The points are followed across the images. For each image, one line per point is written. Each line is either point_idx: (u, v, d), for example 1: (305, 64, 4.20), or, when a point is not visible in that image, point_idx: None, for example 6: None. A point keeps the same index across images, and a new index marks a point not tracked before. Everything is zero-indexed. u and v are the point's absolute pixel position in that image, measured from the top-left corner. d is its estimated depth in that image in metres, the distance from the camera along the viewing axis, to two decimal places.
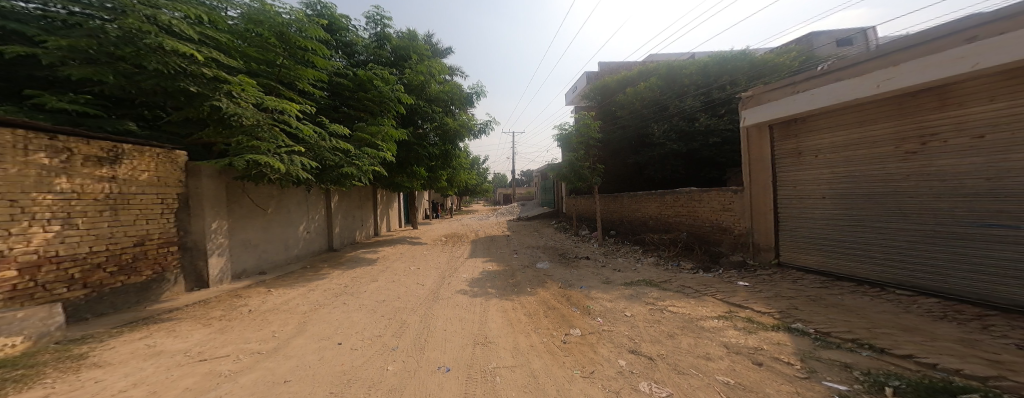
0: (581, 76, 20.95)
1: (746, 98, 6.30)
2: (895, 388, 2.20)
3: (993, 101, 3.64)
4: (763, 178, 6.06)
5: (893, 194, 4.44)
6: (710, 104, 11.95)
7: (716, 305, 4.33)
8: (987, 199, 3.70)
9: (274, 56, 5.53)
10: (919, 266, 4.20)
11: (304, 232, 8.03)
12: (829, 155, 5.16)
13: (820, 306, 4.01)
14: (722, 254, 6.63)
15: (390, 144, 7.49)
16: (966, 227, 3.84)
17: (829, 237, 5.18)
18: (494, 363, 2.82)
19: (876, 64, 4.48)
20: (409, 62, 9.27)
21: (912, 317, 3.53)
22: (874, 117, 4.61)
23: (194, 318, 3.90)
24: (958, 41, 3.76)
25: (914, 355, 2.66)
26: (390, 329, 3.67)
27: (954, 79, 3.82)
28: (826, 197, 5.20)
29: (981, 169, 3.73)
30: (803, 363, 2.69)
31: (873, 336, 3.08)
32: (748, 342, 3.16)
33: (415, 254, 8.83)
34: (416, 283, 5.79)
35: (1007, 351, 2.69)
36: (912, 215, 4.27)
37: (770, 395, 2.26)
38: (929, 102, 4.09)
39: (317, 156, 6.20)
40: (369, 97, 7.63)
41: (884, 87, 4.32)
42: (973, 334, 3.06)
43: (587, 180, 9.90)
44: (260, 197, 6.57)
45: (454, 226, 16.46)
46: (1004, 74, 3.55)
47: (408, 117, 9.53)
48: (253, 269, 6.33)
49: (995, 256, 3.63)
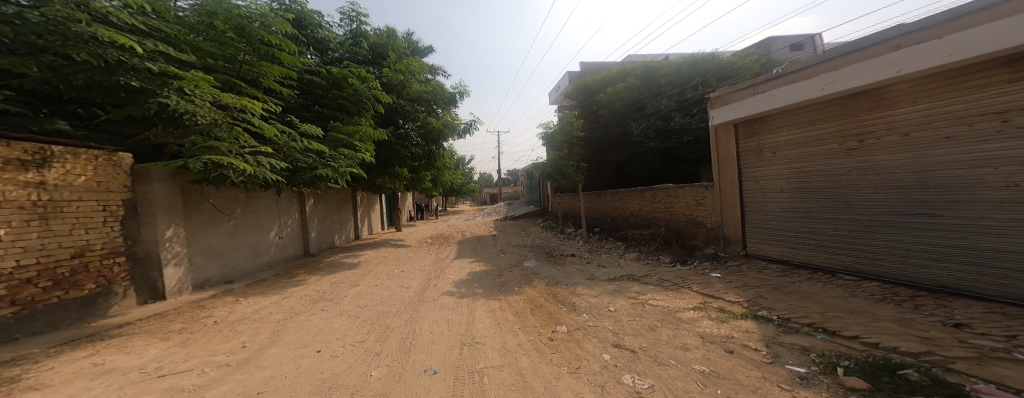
0: (564, 77, 21.31)
1: (713, 99, 6.55)
2: (845, 368, 2.36)
3: (915, 103, 3.97)
4: (731, 174, 6.31)
5: (838, 188, 4.76)
6: (685, 103, 12.34)
7: (693, 296, 4.50)
8: (914, 192, 4.02)
9: (234, 51, 5.25)
10: (861, 254, 4.53)
11: (277, 237, 7.75)
12: (784, 152, 5.46)
13: (783, 294, 4.24)
14: (697, 247, 6.87)
15: (368, 145, 7.29)
16: (897, 216, 4.19)
17: (787, 228, 5.47)
18: (482, 363, 2.83)
19: (823, 68, 4.76)
20: (386, 60, 9.06)
21: (858, 300, 3.80)
22: (822, 117, 4.92)
23: (151, 332, 3.69)
24: (885, 49, 4.09)
25: (861, 336, 2.86)
26: (372, 334, 3.59)
27: (884, 82, 4.14)
28: (784, 191, 5.49)
29: (907, 164, 4.07)
30: (768, 349, 2.84)
31: (828, 320, 3.28)
32: (720, 332, 3.31)
33: (398, 256, 8.68)
34: (400, 286, 5.69)
35: (936, 328, 2.94)
36: (854, 206, 4.61)
37: (741, 380, 2.38)
38: (864, 104, 4.43)
39: (287, 157, 5.98)
40: (344, 96, 7.41)
41: (828, 90, 4.63)
42: (908, 314, 3.33)
43: (570, 178, 10.02)
44: (223, 202, 6.27)
45: (440, 228, 16.31)
46: (926, 78, 3.87)
47: (387, 117, 9.35)
48: (219, 278, 6.06)
49: (922, 242, 3.96)
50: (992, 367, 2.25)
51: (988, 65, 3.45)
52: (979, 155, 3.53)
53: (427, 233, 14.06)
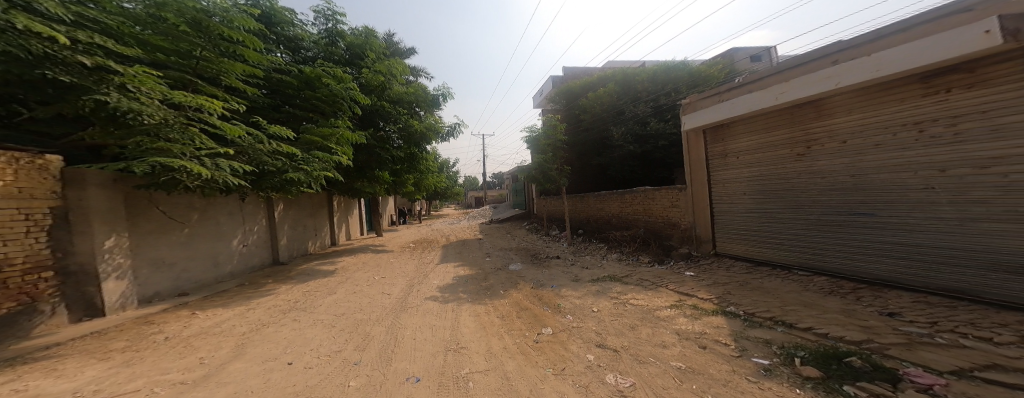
0: (547, 81, 21.60)
1: (684, 105, 6.80)
2: (802, 358, 2.51)
3: (851, 114, 4.38)
4: (700, 177, 6.61)
5: (791, 190, 5.13)
6: (660, 109, 12.77)
7: (669, 295, 4.65)
8: (854, 193, 4.42)
9: (189, 46, 4.93)
10: (811, 250, 4.90)
11: (240, 245, 7.38)
12: (745, 157, 5.81)
13: (748, 290, 4.46)
14: (673, 247, 7.09)
15: (344, 147, 7.06)
16: (841, 216, 4.57)
17: (749, 228, 5.80)
18: (467, 368, 2.81)
19: (776, 79, 5.12)
20: (363, 60, 8.89)
21: (811, 294, 4.06)
22: (776, 125, 5.29)
23: (89, 353, 3.43)
24: (825, 63, 4.48)
25: (813, 327, 3.06)
26: (350, 343, 3.50)
27: (825, 95, 4.54)
28: (745, 193, 5.83)
29: (846, 169, 4.47)
30: (736, 343, 2.98)
31: (786, 314, 3.48)
32: (694, 328, 3.44)
33: (379, 262, 8.49)
34: (381, 293, 5.57)
35: (874, 318, 3.19)
36: (805, 207, 4.98)
37: (714, 375, 2.49)
38: (810, 114, 4.82)
39: (253, 160, 5.73)
40: (319, 97, 7.18)
41: (780, 100, 4.99)
42: (851, 305, 3.59)
43: (555, 181, 10.13)
44: (175, 209, 5.88)
45: (424, 232, 16.08)
46: (858, 91, 4.28)
47: (366, 119, 9.18)
48: (170, 292, 5.67)
49: (862, 239, 4.35)
50: (919, 351, 2.47)
51: (905, 81, 3.87)
52: (906, 161, 3.91)
53: (410, 238, 13.83)
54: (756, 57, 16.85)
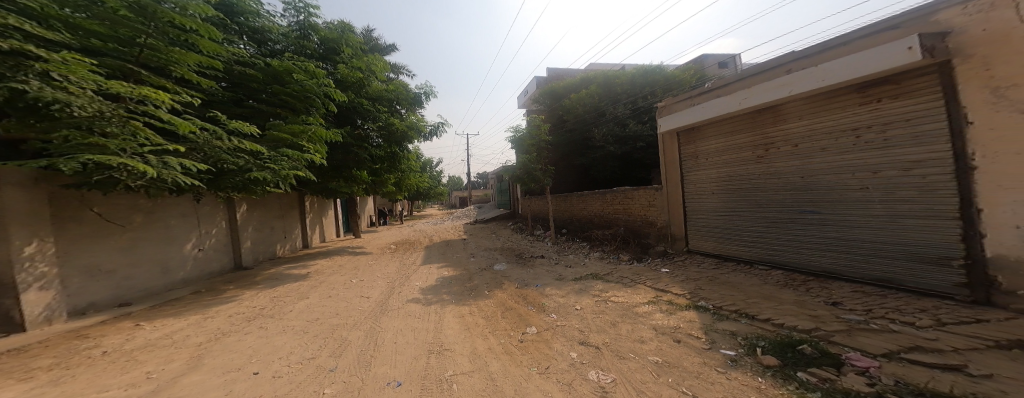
0: (532, 81, 21.73)
1: (659, 108, 7.00)
2: (762, 348, 2.67)
3: (802, 120, 4.74)
4: (674, 177, 6.86)
5: (752, 190, 5.46)
6: (638, 111, 13.12)
7: (646, 291, 4.80)
8: (805, 193, 4.78)
9: (133, 32, 4.35)
10: (768, 246, 5.28)
11: (195, 249, 6.89)
12: (712, 158, 6.10)
13: (716, 284, 4.69)
14: (650, 245, 7.33)
15: (317, 145, 6.88)
16: (794, 214, 4.93)
17: (716, 226, 6.11)
18: (450, 370, 2.82)
19: (740, 86, 5.42)
20: (339, 56, 8.62)
21: (769, 287, 4.35)
22: (740, 129, 5.61)
23: (4, 373, 3.08)
24: (780, 72, 4.84)
25: (772, 318, 3.25)
26: (325, 349, 3.43)
27: (780, 101, 4.89)
28: (712, 193, 6.12)
29: (798, 170, 4.83)
30: (706, 336, 3.12)
31: (749, 306, 3.67)
32: (669, 323, 3.58)
33: (357, 265, 8.30)
34: (359, 296, 5.47)
35: (822, 307, 3.45)
36: (764, 205, 5.32)
37: (688, 367, 2.61)
38: (768, 119, 5.17)
39: (209, 157, 5.38)
40: (289, 92, 6.85)
41: (742, 105, 5.31)
42: (803, 297, 3.87)
43: (539, 181, 10.21)
44: (116, 212, 5.38)
45: (406, 233, 15.86)
46: (809, 99, 4.65)
47: (344, 117, 8.97)
48: (110, 302, 5.13)
49: (812, 235, 4.74)
50: (857, 336, 2.69)
51: (846, 91, 4.25)
52: (848, 163, 4.30)
53: (391, 239, 13.58)
54: (728, 62, 17.51)
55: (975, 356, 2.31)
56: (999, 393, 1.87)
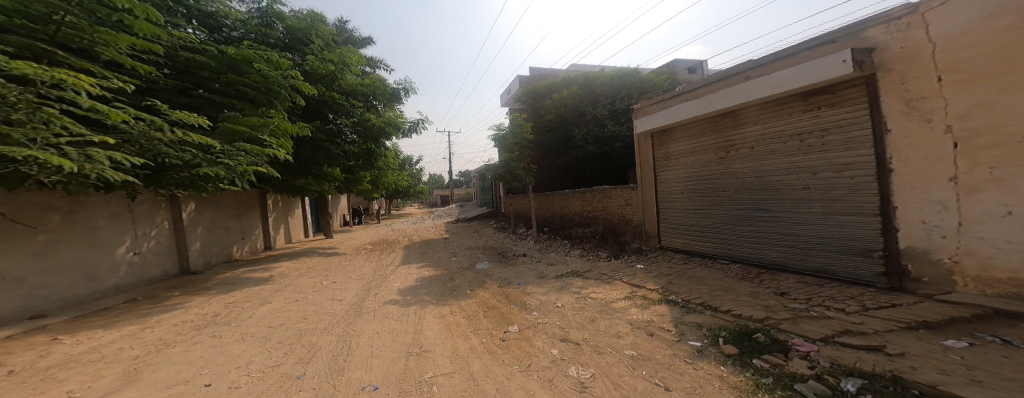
0: (514, 80, 21.84)
1: (635, 110, 7.21)
2: (723, 338, 2.83)
3: (757, 125, 5.14)
4: (647, 177, 7.14)
5: (714, 189, 5.83)
6: (616, 113, 13.43)
7: (622, 287, 4.96)
8: (759, 192, 5.19)
9: (45, 6, 3.51)
10: (728, 242, 5.66)
11: (130, 253, 5.91)
12: (680, 159, 6.42)
13: (684, 278, 4.93)
14: (626, 242, 7.57)
15: (281, 140, 6.32)
16: (749, 211, 5.33)
17: (683, 223, 6.45)
18: (431, 372, 2.77)
19: (703, 91, 5.76)
20: (308, 46, 8.20)
21: (730, 280, 4.65)
22: (704, 132, 5.94)
23: None
24: (739, 80, 5.22)
25: (732, 309, 3.46)
26: (291, 356, 3.28)
27: (738, 107, 5.26)
28: (681, 192, 6.45)
29: (753, 171, 5.23)
30: (676, 329, 3.27)
31: (712, 299, 3.88)
32: (643, 317, 3.71)
33: (328, 266, 8.04)
34: (332, 299, 5.30)
35: (776, 299, 3.70)
36: (724, 204, 5.69)
37: (661, 360, 2.71)
38: (728, 123, 5.54)
39: (148, 151, 4.73)
40: (249, 83, 6.23)
41: (705, 110, 5.65)
42: (759, 289, 4.16)
43: (521, 180, 10.27)
44: (25, 210, 4.50)
45: (385, 232, 15.58)
46: (762, 105, 5.04)
47: (313, 111, 8.63)
48: (16, 316, 4.22)
49: (764, 231, 5.15)
50: (801, 323, 2.93)
51: (793, 99, 4.66)
52: (796, 165, 4.69)
53: (367, 239, 13.28)
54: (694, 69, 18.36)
55: (890, 336, 2.60)
56: (912, 368, 2.08)
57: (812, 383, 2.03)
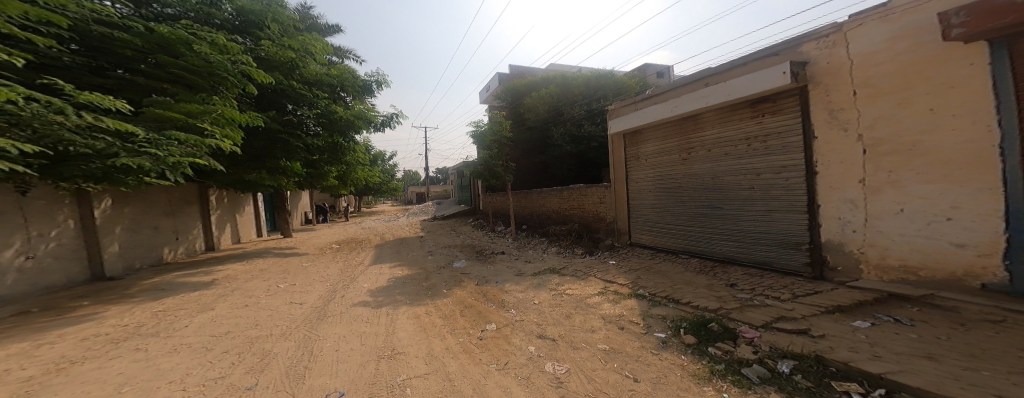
0: (493, 77, 21.79)
1: (609, 111, 7.41)
2: (684, 328, 3.00)
3: (713, 129, 5.47)
4: (619, 176, 7.38)
5: (677, 188, 6.12)
6: (592, 113, 13.71)
7: (596, 283, 5.11)
8: (712, 192, 5.53)
9: None
10: (688, 238, 5.99)
11: (20, 257, 5.12)
12: (649, 159, 6.68)
13: (651, 273, 5.16)
14: (600, 239, 7.81)
15: (227, 129, 5.59)
16: (705, 209, 5.66)
17: (651, 220, 6.73)
18: (404, 374, 2.71)
19: (669, 96, 6.05)
20: (263, 31, 7.57)
21: (690, 274, 4.94)
22: (668, 134, 6.22)
23: None
24: (699, 86, 5.52)
25: (690, 301, 3.66)
26: (241, 366, 2.97)
27: (697, 112, 5.57)
28: (649, 191, 6.71)
29: (709, 172, 5.56)
30: (643, 322, 3.43)
31: (675, 292, 4.10)
32: (614, 312, 3.85)
33: (287, 268, 7.57)
34: (291, 303, 5.01)
35: (730, 291, 3.97)
36: (685, 203, 5.99)
37: (633, 353, 2.82)
38: (689, 127, 5.83)
39: (46, 138, 3.90)
40: (189, 67, 5.32)
41: (667, 113, 5.94)
42: (714, 281, 4.45)
43: (500, 177, 10.31)
44: None
45: (360, 230, 15.20)
46: (719, 111, 5.35)
47: (269, 100, 8.18)
48: None
49: (717, 228, 5.49)
50: (746, 311, 3.16)
51: (745, 106, 5.01)
52: (743, 167, 5.07)
53: (339, 238, 12.88)
54: (662, 74, 19.09)
55: (814, 320, 2.92)
56: (830, 348, 2.36)
57: (756, 368, 2.22)
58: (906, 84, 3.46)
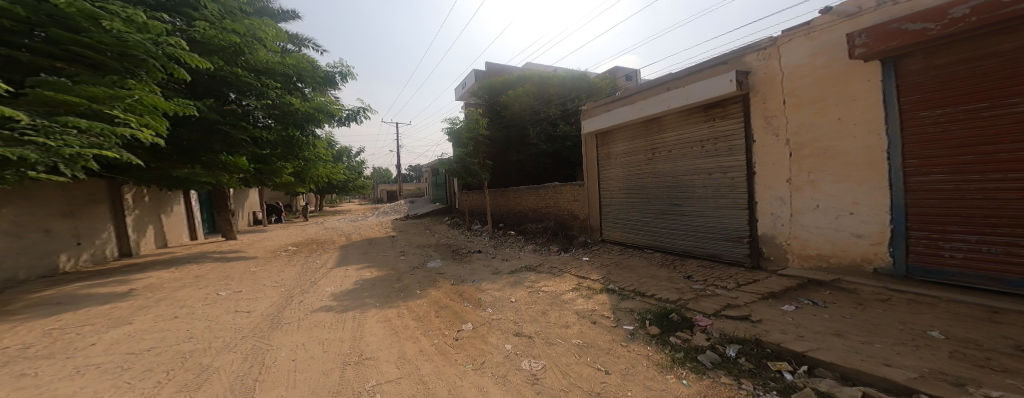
0: (469, 73, 21.57)
1: (583, 111, 7.57)
2: (649, 320, 3.16)
3: (673, 131, 5.76)
4: (592, 175, 7.59)
5: (641, 186, 6.39)
6: (568, 113, 13.94)
7: (570, 279, 5.23)
8: (672, 190, 5.82)
9: None
10: (652, 233, 6.25)
11: None
12: (617, 159, 6.91)
13: (621, 268, 5.34)
14: (574, 236, 7.99)
15: (145, 117, 4.73)
16: (666, 206, 5.95)
17: (620, 217, 6.97)
18: (374, 380, 2.63)
19: (635, 98, 6.28)
20: (199, 10, 6.64)
21: (653, 267, 5.19)
22: (634, 135, 6.47)
23: None
24: (661, 90, 5.78)
25: (655, 294, 3.85)
26: (171, 384, 2.60)
27: (659, 115, 5.84)
28: (618, 189, 6.95)
29: (669, 172, 5.85)
30: (613, 315, 3.56)
31: (641, 285, 4.28)
32: (587, 307, 3.96)
33: (229, 274, 6.74)
34: (234, 312, 4.47)
35: (689, 282, 4.22)
36: (650, 200, 6.25)
37: (604, 346, 2.93)
38: (652, 129, 6.10)
39: None
40: (96, 46, 4.36)
41: (633, 115, 6.18)
42: (674, 274, 4.71)
43: (476, 175, 10.30)
44: None
45: (329, 230, 14.65)
46: (679, 114, 5.63)
47: (205, 88, 7.39)
48: None
49: (678, 224, 5.77)
50: (701, 301, 3.38)
51: (701, 110, 5.32)
52: (698, 167, 5.41)
53: (305, 239, 12.33)
54: (630, 77, 19.59)
55: (754, 307, 3.21)
56: (765, 331, 2.65)
57: (709, 354, 2.40)
58: (821, 96, 3.97)
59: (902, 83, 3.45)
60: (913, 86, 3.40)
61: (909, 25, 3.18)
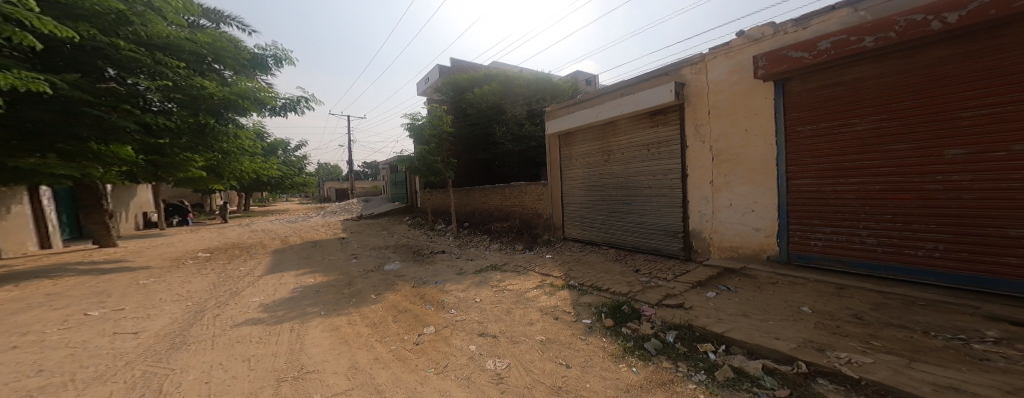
0: (433, 68, 21.05)
1: (547, 113, 7.71)
2: (604, 312, 3.33)
3: (624, 135, 6.06)
4: (556, 174, 7.76)
5: (598, 186, 6.66)
6: (534, 113, 14.17)
7: (533, 277, 5.34)
8: (624, 190, 6.13)
9: None
10: (607, 230, 6.54)
11: None
12: (579, 159, 7.13)
13: (580, 264, 5.54)
14: (538, 234, 8.14)
15: None
16: (618, 204, 6.26)
17: (580, 215, 7.21)
18: (318, 393, 2.53)
19: (592, 103, 6.53)
20: None
21: (607, 263, 5.45)
22: (593, 138, 6.72)
23: None
24: (615, 97, 6.06)
25: (609, 288, 4.06)
26: None
27: (613, 119, 6.12)
28: (579, 188, 7.17)
29: (621, 172, 6.16)
30: (574, 310, 3.70)
31: (598, 280, 4.48)
32: (551, 303, 4.06)
33: (107, 290, 5.93)
34: (128, 332, 3.93)
35: (638, 276, 4.48)
36: (605, 199, 6.53)
37: (565, 340, 3.05)
38: (608, 132, 6.37)
39: None
40: None
41: (592, 118, 6.42)
42: (625, 268, 4.97)
43: (440, 174, 10.14)
44: None
45: (274, 233, 13.65)
46: (630, 119, 5.93)
47: (66, 60, 5.94)
48: None
49: (628, 222, 6.08)
50: (647, 293, 3.62)
51: (648, 116, 5.65)
52: (646, 168, 5.74)
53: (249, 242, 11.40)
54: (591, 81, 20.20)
55: (686, 295, 3.51)
56: (694, 316, 2.91)
57: (654, 341, 2.60)
58: (733, 109, 4.49)
59: (785, 101, 4.05)
60: (793, 105, 3.99)
61: (792, 52, 3.74)
